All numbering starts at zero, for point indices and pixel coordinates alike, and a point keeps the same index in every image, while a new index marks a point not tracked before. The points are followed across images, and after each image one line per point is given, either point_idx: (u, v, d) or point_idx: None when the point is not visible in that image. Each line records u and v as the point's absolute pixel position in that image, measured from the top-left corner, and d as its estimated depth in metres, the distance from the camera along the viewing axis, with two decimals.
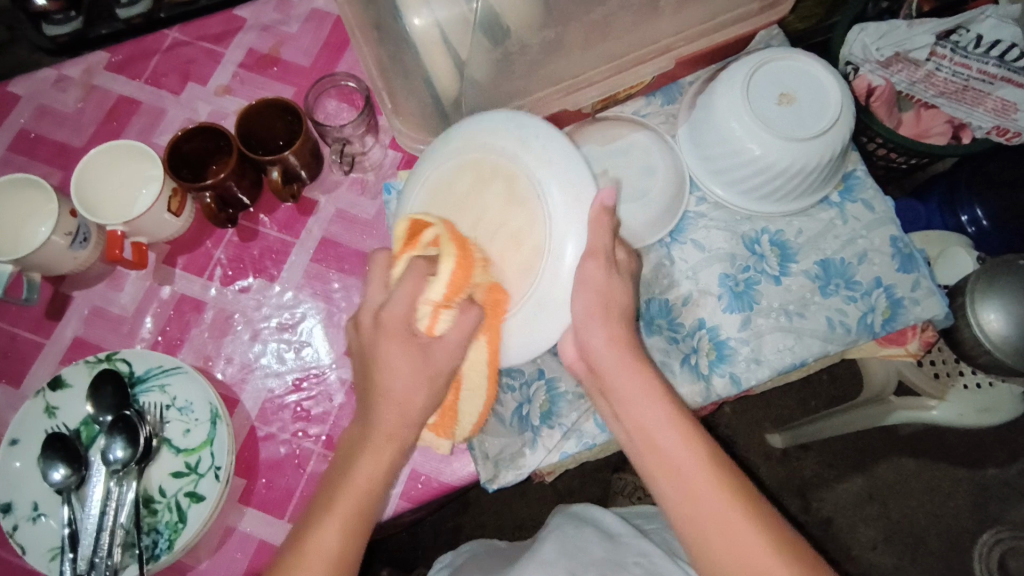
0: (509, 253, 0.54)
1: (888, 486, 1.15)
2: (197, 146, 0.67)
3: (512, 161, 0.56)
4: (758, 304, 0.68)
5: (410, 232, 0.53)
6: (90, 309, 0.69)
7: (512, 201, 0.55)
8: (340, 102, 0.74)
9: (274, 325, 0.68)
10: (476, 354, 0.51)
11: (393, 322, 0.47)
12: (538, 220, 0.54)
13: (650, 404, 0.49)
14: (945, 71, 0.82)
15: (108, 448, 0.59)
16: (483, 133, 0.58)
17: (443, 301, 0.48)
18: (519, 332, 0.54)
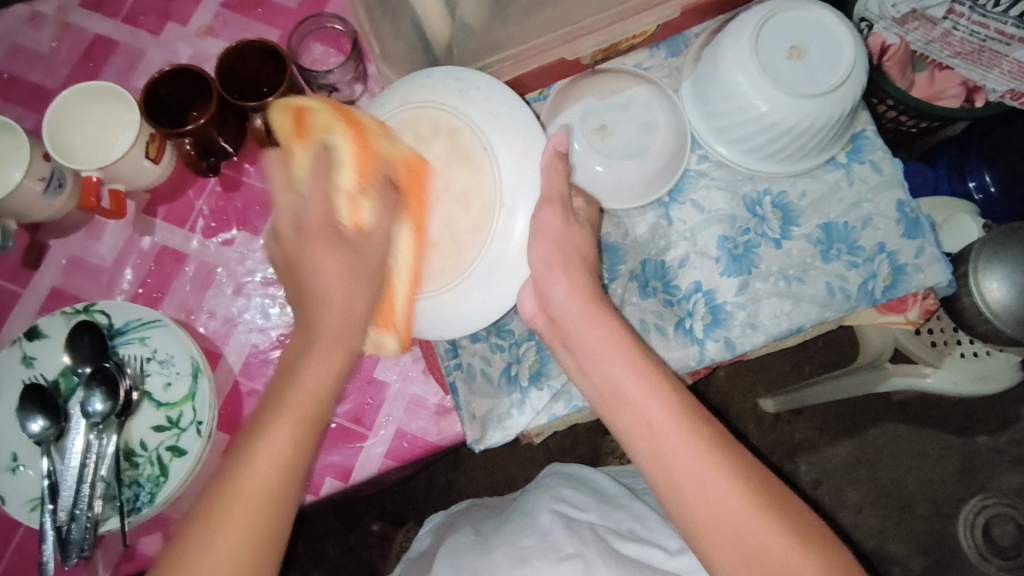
0: (456, 212, 0.58)
1: (877, 450, 1.15)
2: (176, 90, 0.64)
3: (455, 117, 0.58)
4: (756, 268, 0.66)
5: (295, 118, 0.51)
6: (68, 259, 0.66)
7: (456, 157, 0.58)
8: (327, 47, 0.70)
9: (259, 280, 0.66)
10: (402, 254, 0.54)
11: (314, 227, 0.48)
12: (484, 175, 0.58)
13: (612, 358, 0.49)
14: (962, 31, 0.77)
15: (86, 400, 0.58)
16: (422, 90, 0.59)
17: (358, 189, 0.50)
18: (472, 294, 0.57)
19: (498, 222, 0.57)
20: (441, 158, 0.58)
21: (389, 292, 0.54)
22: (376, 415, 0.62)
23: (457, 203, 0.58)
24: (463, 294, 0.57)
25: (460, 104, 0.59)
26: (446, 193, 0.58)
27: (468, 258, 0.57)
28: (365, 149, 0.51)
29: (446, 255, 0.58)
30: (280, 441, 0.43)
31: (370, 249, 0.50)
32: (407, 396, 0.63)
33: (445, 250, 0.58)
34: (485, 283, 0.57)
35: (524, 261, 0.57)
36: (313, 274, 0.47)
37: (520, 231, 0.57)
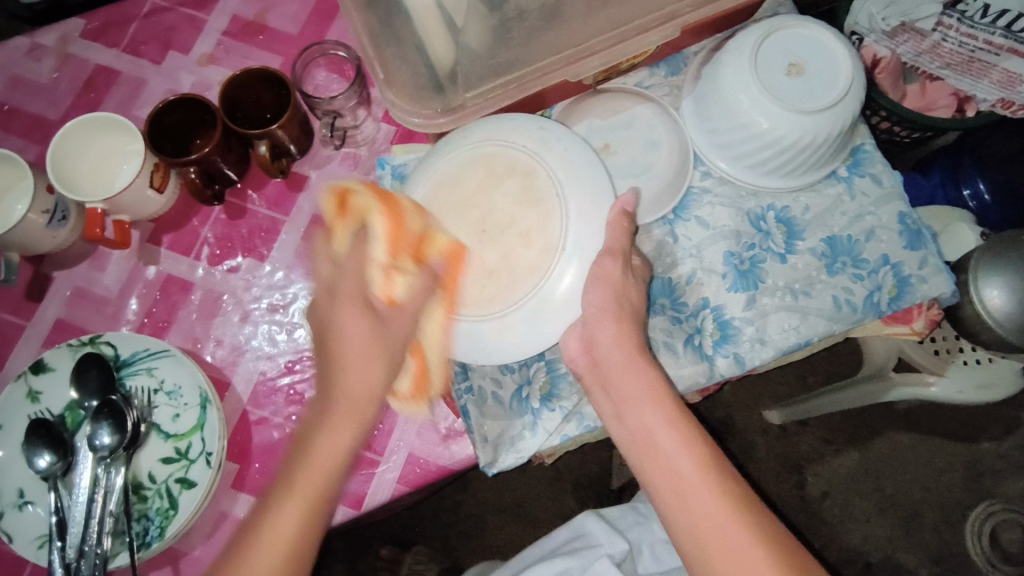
0: (517, 249, 0.58)
1: (882, 459, 1.15)
2: (180, 118, 0.64)
3: (533, 160, 0.60)
4: (763, 283, 0.67)
5: (338, 201, 0.58)
6: (73, 290, 0.66)
7: (524, 200, 0.59)
8: (330, 73, 0.71)
9: (265, 306, 0.66)
10: (431, 325, 0.57)
11: (349, 291, 0.51)
12: (552, 222, 0.58)
13: (651, 405, 0.50)
14: (951, 42, 0.79)
15: (94, 434, 0.57)
16: (506, 133, 0.61)
17: (390, 262, 0.53)
18: (521, 330, 0.57)
19: (556, 266, 0.56)
20: (510, 196, 0.59)
21: (418, 353, 0.57)
22: (387, 441, 0.62)
23: (519, 240, 0.58)
24: (510, 328, 0.57)
25: (541, 150, 0.60)
26: (510, 230, 0.59)
27: (520, 293, 0.57)
28: (397, 225, 0.56)
29: (500, 283, 0.58)
30: (293, 515, 0.44)
31: (399, 329, 0.52)
32: (417, 420, 0.63)
33: (502, 279, 0.58)
34: (536, 321, 0.57)
35: (576, 302, 0.56)
36: (346, 332, 0.49)
37: (572, 282, 0.56)
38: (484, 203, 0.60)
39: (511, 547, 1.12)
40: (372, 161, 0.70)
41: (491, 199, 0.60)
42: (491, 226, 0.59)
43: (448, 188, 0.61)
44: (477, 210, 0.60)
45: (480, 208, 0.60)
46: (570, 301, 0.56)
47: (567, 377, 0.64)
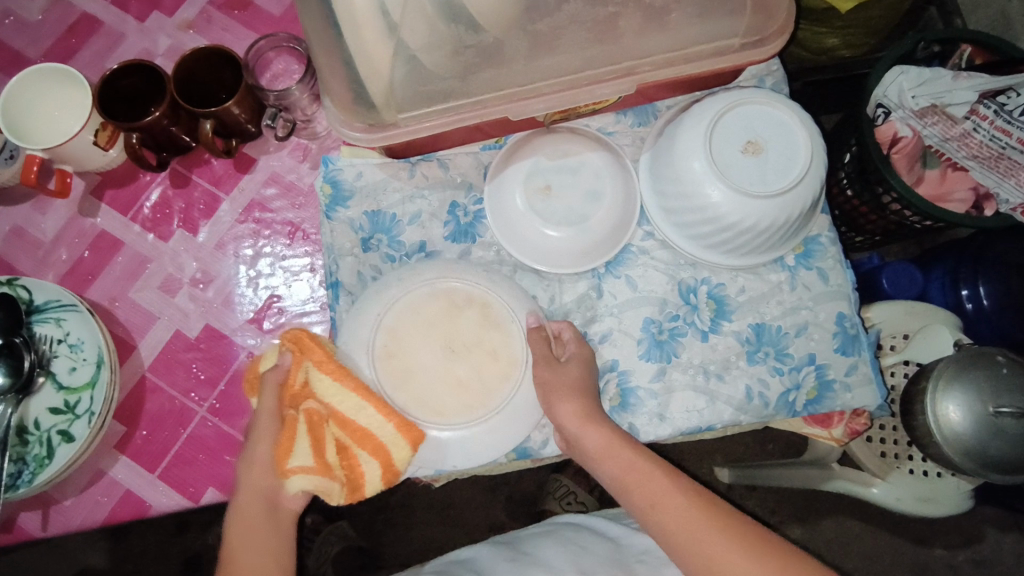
0: (485, 367, 0.62)
1: (829, 544, 1.11)
2: (135, 83, 0.65)
3: (487, 291, 0.63)
4: (677, 357, 0.65)
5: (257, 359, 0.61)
6: (11, 227, 0.68)
7: (487, 324, 0.63)
8: (291, 62, 0.71)
9: (188, 279, 0.68)
10: (318, 382, 0.56)
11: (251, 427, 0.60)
12: (512, 341, 0.62)
13: (609, 457, 0.55)
14: (982, 133, 0.73)
15: None
16: (455, 268, 0.64)
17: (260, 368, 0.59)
18: (484, 440, 0.60)
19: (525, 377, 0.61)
20: (473, 323, 0.63)
21: (286, 439, 0.54)
22: None
23: (485, 358, 0.62)
24: (484, 434, 0.60)
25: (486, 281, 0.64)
26: (477, 349, 0.62)
27: (495, 400, 0.60)
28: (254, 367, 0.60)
29: (476, 393, 0.61)
30: None
31: (263, 413, 0.56)
32: None
33: (476, 391, 0.61)
34: (506, 427, 0.60)
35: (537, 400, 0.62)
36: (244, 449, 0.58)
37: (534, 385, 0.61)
38: (446, 332, 0.62)
39: (434, 547, 1.11)
40: (320, 157, 0.71)
41: (454, 327, 0.63)
42: (458, 347, 0.62)
43: (409, 318, 0.62)
44: (445, 334, 0.63)
45: (445, 336, 0.62)
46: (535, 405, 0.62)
47: None
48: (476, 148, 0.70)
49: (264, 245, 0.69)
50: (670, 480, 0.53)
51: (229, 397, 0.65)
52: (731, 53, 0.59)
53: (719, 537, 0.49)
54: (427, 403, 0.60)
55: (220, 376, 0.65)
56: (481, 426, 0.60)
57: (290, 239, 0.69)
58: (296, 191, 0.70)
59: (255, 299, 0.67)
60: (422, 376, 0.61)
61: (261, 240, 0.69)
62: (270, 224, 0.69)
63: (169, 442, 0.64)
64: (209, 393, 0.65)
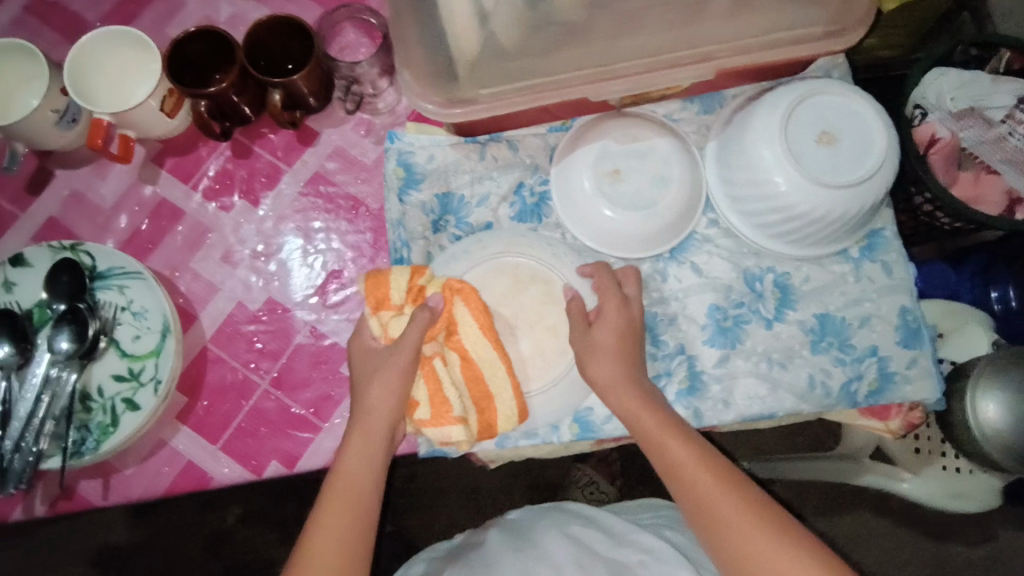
0: (544, 340, 0.63)
1: (846, 537, 1.12)
2: (202, 49, 0.63)
3: (552, 270, 0.65)
4: (741, 344, 0.65)
5: (374, 290, 0.59)
6: (70, 193, 0.67)
7: (549, 301, 0.64)
8: (360, 36, 0.70)
9: (248, 251, 0.67)
10: (470, 332, 0.59)
11: (362, 350, 0.59)
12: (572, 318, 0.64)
13: (643, 414, 0.56)
14: (1017, 138, 0.73)
15: (53, 337, 0.58)
16: (520, 244, 0.66)
17: (398, 305, 0.59)
18: (545, 407, 0.63)
19: None
20: (535, 299, 0.64)
21: (431, 378, 0.59)
22: (333, 410, 0.63)
23: (546, 333, 0.64)
24: (545, 403, 0.63)
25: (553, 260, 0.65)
26: (538, 325, 0.64)
27: (557, 372, 0.62)
28: (383, 297, 0.59)
29: (536, 365, 0.63)
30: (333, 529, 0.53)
31: (405, 352, 0.56)
32: None
33: (541, 362, 0.63)
34: (566, 393, 0.63)
35: None
36: (361, 384, 0.58)
37: None
38: (508, 308, 0.64)
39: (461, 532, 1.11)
40: (384, 132, 0.70)
41: (518, 302, 0.64)
42: (522, 322, 0.64)
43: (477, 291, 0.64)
44: (508, 309, 0.64)
45: (509, 311, 0.64)
46: None
47: None
48: (543, 130, 0.69)
49: (326, 220, 0.68)
50: (680, 436, 0.55)
51: (290, 369, 0.64)
52: (812, 41, 0.59)
53: (721, 497, 0.52)
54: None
55: (283, 348, 0.65)
56: (537, 396, 0.62)
57: (350, 214, 0.68)
58: (359, 166, 0.69)
59: (315, 274, 0.67)
60: None
61: (323, 215, 0.68)
62: (333, 198, 0.69)
63: (231, 414, 0.63)
64: (271, 365, 0.64)
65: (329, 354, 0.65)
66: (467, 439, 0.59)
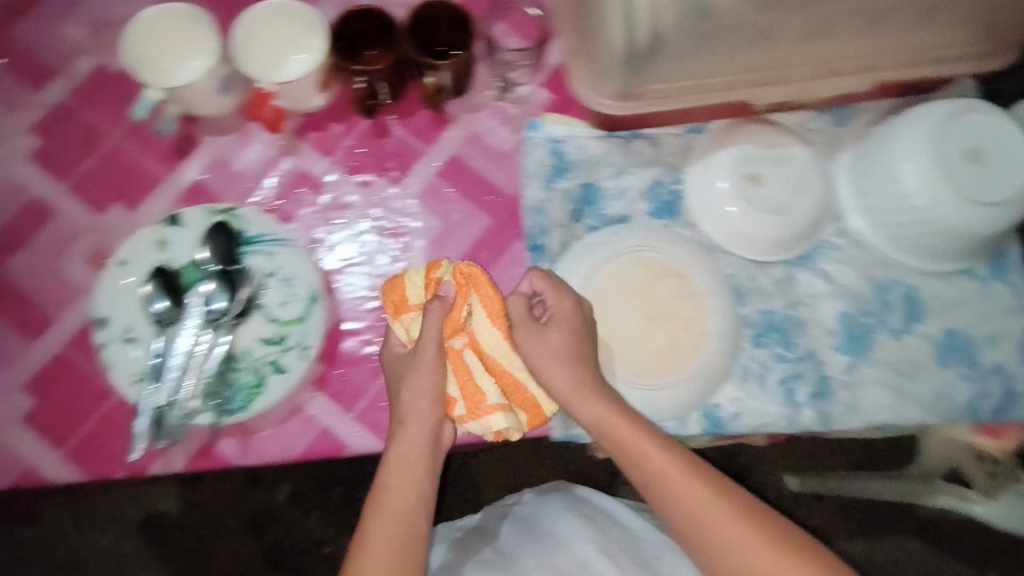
0: (677, 334, 0.65)
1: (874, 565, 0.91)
2: (363, 28, 0.64)
3: (688, 265, 0.67)
4: (871, 353, 0.66)
5: (397, 295, 0.60)
6: (215, 158, 0.69)
7: (684, 295, 0.66)
8: (512, 29, 0.70)
9: (383, 228, 0.68)
10: (481, 325, 0.57)
11: (393, 358, 0.60)
12: (706, 314, 0.65)
13: (637, 436, 0.53)
14: None
15: (209, 297, 0.60)
16: (657, 240, 0.67)
17: (415, 304, 0.59)
18: (675, 399, 0.64)
19: (716, 347, 0.65)
20: (670, 293, 0.66)
21: (462, 370, 0.57)
22: None
23: (680, 327, 0.65)
24: (676, 395, 0.64)
25: (689, 256, 0.67)
26: (672, 319, 0.65)
27: (688, 366, 0.64)
28: (401, 300, 0.59)
29: (672, 356, 0.64)
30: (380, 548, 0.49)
31: (429, 347, 0.56)
32: None
33: (671, 355, 0.64)
34: (696, 386, 0.64)
35: (723, 364, 0.65)
36: (397, 393, 0.58)
37: (718, 360, 0.65)
38: (643, 299, 0.66)
39: None
40: (522, 121, 0.70)
41: (653, 294, 0.66)
42: (658, 314, 0.65)
43: (614, 281, 0.66)
44: (645, 300, 0.66)
45: (645, 303, 0.66)
46: (719, 377, 0.65)
47: None
48: (680, 130, 0.70)
49: (461, 202, 0.68)
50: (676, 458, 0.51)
51: None
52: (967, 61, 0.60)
53: (733, 526, 0.47)
54: (626, 360, 0.65)
55: None
56: (675, 387, 0.64)
57: (485, 199, 0.69)
58: (495, 152, 0.69)
59: (450, 254, 0.67)
60: (620, 334, 0.65)
61: (459, 198, 0.69)
62: (469, 182, 0.69)
63: (364, 386, 0.64)
64: None
65: None
66: (511, 426, 0.57)
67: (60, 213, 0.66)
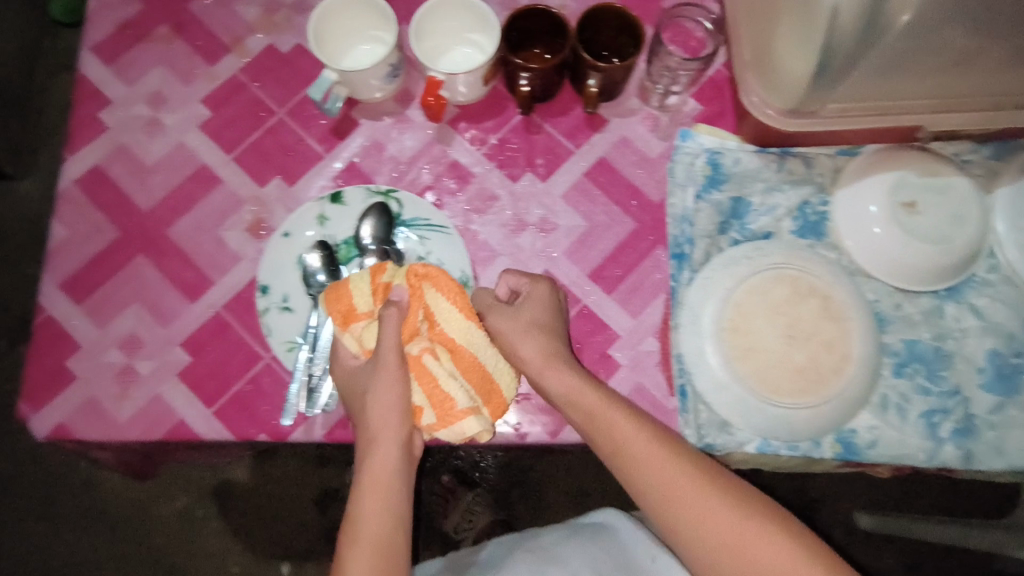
0: (819, 355, 0.63)
1: None
2: (533, 25, 0.66)
3: (832, 286, 0.65)
4: (1018, 394, 0.65)
5: (344, 310, 0.59)
6: (371, 141, 0.71)
7: (828, 316, 0.64)
8: (676, 39, 0.71)
9: (528, 223, 0.69)
10: (448, 321, 0.59)
11: (344, 373, 0.59)
12: (850, 337, 0.63)
13: (631, 427, 0.55)
14: None
15: (365, 274, 0.62)
16: (802, 258, 0.66)
17: (367, 312, 0.59)
18: (810, 421, 0.62)
19: (857, 372, 0.63)
20: (813, 312, 0.64)
21: (426, 378, 0.57)
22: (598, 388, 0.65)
23: (820, 348, 0.63)
24: (814, 416, 0.62)
25: (834, 278, 0.65)
26: (813, 339, 0.63)
27: (829, 390, 0.62)
28: (348, 309, 0.59)
29: (812, 379, 0.62)
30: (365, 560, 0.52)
31: (389, 354, 0.57)
32: (635, 380, 0.66)
33: (812, 377, 0.62)
34: (835, 410, 0.63)
35: (862, 390, 0.63)
36: (359, 407, 0.57)
37: (858, 386, 0.63)
38: (787, 314, 0.64)
39: None
40: (671, 129, 0.71)
41: (796, 312, 0.64)
42: (799, 332, 0.63)
43: (756, 295, 0.64)
44: (787, 317, 0.64)
45: (787, 319, 0.64)
46: (856, 402, 0.63)
47: (688, 391, 0.65)
48: (831, 151, 0.70)
49: (607, 204, 0.70)
50: (658, 445, 0.54)
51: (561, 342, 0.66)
52: None
53: (716, 512, 0.50)
54: (764, 378, 0.62)
55: None
56: (811, 410, 0.62)
57: (630, 203, 0.70)
58: (643, 157, 0.71)
59: (592, 254, 0.69)
60: (763, 350, 0.63)
61: (604, 199, 0.70)
62: (615, 185, 0.70)
63: None
64: None
65: (600, 333, 0.67)
66: (482, 429, 0.56)
67: (225, 182, 0.70)
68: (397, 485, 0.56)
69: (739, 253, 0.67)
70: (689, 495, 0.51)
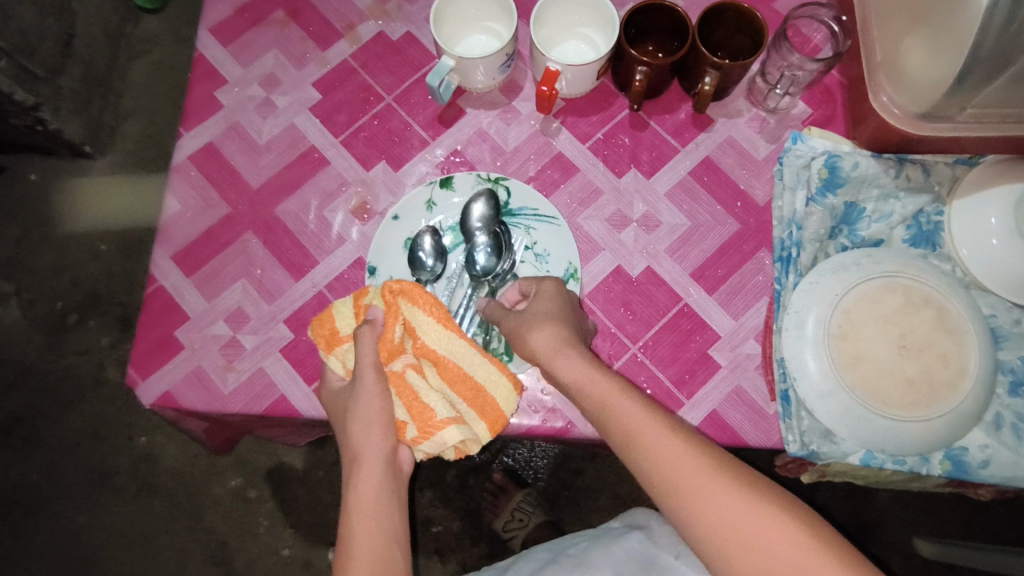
0: (933, 368, 0.60)
1: None
2: (651, 19, 0.65)
3: (948, 297, 0.62)
4: None
5: (330, 333, 0.59)
6: (476, 130, 0.72)
7: (943, 328, 0.61)
8: (804, 44, 0.73)
9: (630, 219, 0.69)
10: (427, 334, 0.56)
11: (330, 394, 0.58)
12: (967, 352, 0.60)
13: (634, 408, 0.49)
14: None
15: (474, 257, 0.63)
16: (917, 267, 0.63)
17: (345, 335, 0.58)
18: (922, 438, 0.59)
19: (972, 388, 0.60)
20: (927, 323, 0.61)
21: (406, 392, 0.55)
22: (698, 388, 0.64)
23: (934, 360, 0.60)
24: (927, 433, 0.59)
25: (948, 289, 0.63)
26: (927, 351, 0.61)
27: (942, 406, 0.59)
28: (332, 332, 0.58)
29: (924, 394, 0.59)
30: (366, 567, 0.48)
31: (368, 371, 0.54)
32: (734, 382, 0.65)
33: (925, 390, 0.59)
34: (949, 428, 0.60)
35: (977, 409, 0.60)
36: (342, 422, 0.55)
37: (973, 405, 0.60)
38: (896, 324, 0.61)
39: None
40: (777, 132, 0.71)
41: (908, 322, 0.61)
42: (911, 344, 0.61)
43: (867, 302, 0.62)
44: (899, 327, 0.61)
45: (898, 329, 0.61)
46: (969, 421, 0.60)
47: (792, 396, 0.62)
48: (949, 160, 0.68)
49: (710, 204, 0.70)
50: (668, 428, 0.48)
51: (661, 339, 0.66)
52: None
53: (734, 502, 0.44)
54: (874, 387, 0.59)
55: (655, 317, 0.67)
56: (924, 425, 0.59)
57: (734, 204, 0.70)
58: (747, 158, 0.71)
59: (694, 254, 0.68)
60: (872, 358, 0.60)
61: (707, 198, 0.70)
62: (719, 184, 0.70)
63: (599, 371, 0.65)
64: (642, 331, 0.66)
65: (701, 332, 0.66)
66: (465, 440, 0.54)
67: (331, 164, 0.71)
68: (388, 496, 0.51)
69: (842, 262, 0.64)
70: (701, 482, 0.45)
